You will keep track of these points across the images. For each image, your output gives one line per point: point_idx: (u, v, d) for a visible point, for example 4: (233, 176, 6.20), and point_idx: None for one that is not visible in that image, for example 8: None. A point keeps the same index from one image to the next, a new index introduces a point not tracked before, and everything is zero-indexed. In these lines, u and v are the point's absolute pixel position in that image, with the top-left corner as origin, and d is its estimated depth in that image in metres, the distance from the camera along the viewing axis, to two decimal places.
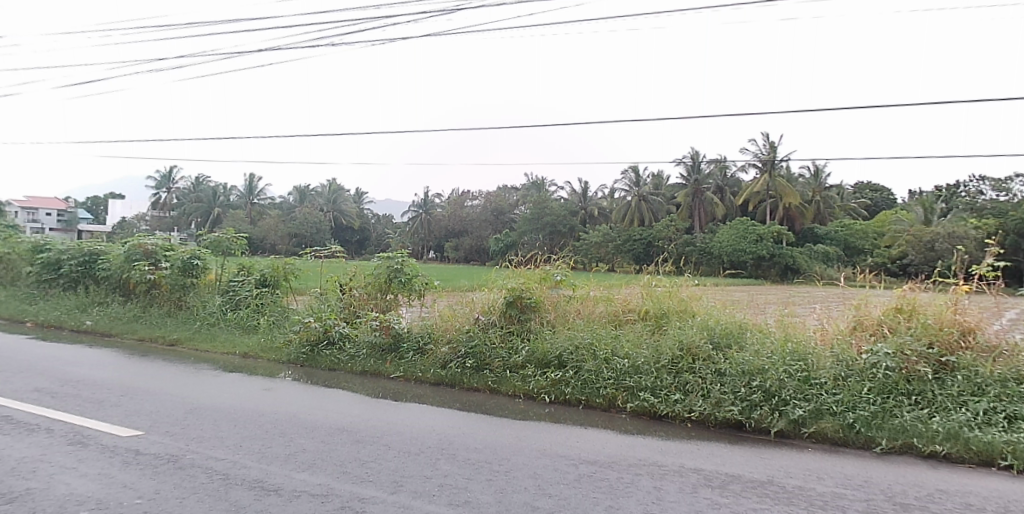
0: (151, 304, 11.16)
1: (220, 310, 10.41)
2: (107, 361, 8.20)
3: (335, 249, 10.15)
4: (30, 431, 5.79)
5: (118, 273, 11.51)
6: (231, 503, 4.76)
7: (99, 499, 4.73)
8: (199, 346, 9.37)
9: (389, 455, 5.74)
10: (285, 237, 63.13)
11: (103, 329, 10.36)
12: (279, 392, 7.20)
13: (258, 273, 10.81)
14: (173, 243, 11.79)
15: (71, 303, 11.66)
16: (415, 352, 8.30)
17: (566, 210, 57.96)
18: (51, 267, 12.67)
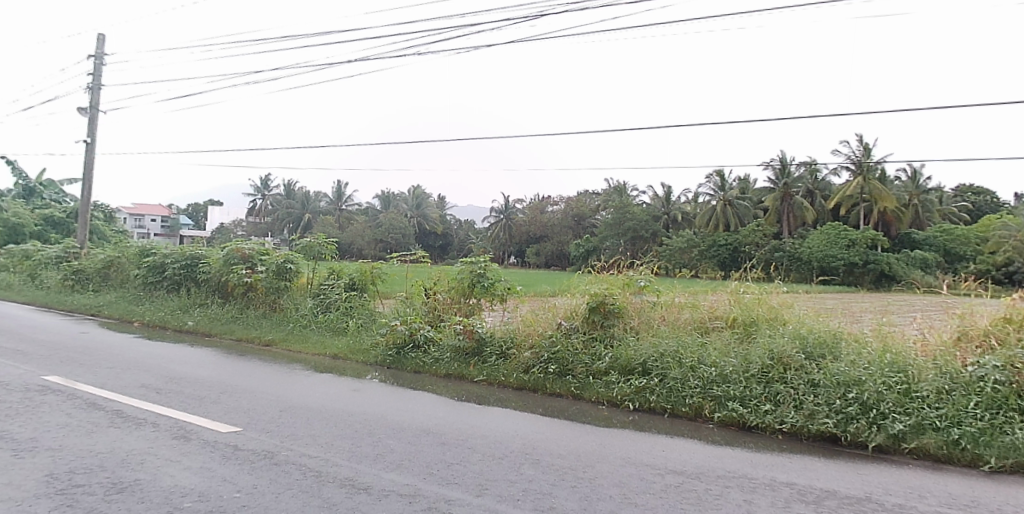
0: (247, 306, 11.64)
1: (311, 313, 10.77)
2: (207, 360, 8.60)
3: (420, 253, 10.33)
4: (137, 425, 6.13)
5: (217, 276, 12.06)
6: (323, 500, 4.89)
7: (201, 492, 4.96)
8: (292, 347, 9.72)
9: (474, 458, 5.79)
10: (372, 242, 64.99)
11: (204, 329, 10.90)
12: (367, 393, 7.37)
13: (347, 276, 11.14)
14: (268, 247, 12.27)
15: (175, 305, 12.32)
16: (498, 357, 8.33)
17: (649, 215, 57.32)
18: (156, 270, 13.44)
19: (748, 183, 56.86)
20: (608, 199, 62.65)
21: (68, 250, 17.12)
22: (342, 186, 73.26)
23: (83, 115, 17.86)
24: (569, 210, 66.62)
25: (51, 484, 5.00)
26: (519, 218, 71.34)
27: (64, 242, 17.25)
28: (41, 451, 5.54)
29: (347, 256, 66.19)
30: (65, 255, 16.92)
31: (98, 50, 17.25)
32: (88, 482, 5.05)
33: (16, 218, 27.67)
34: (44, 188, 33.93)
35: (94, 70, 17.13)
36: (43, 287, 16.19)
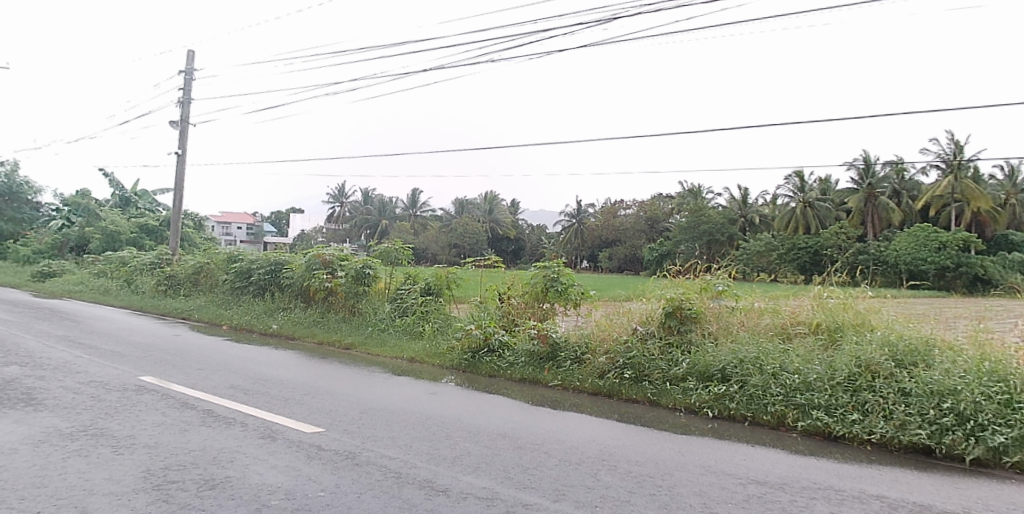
0: (328, 310, 11.99)
1: (389, 317, 11.01)
2: (290, 362, 8.90)
3: (493, 258, 10.44)
4: (227, 424, 6.40)
5: (299, 282, 12.46)
6: (404, 501, 4.98)
7: (287, 490, 5.12)
8: (371, 350, 9.94)
9: (551, 463, 5.79)
10: (446, 247, 66.29)
11: (288, 332, 11.28)
12: (443, 396, 7.49)
13: (422, 282, 11.36)
14: (347, 252, 12.63)
15: (260, 309, 12.78)
16: (572, 361, 8.31)
17: (726, 218, 56.05)
18: (243, 275, 13.99)
19: (830, 184, 55.33)
20: (681, 202, 61.59)
21: (161, 256, 18.06)
22: (415, 193, 74.75)
23: (174, 127, 18.77)
24: (643, 212, 66.52)
25: (148, 479, 5.25)
26: (591, 222, 71.07)
27: (157, 249, 18.22)
28: (139, 447, 5.84)
29: (419, 262, 67.39)
30: (159, 261, 17.87)
31: (188, 65, 18.10)
32: (182, 479, 5.28)
33: (114, 225, 29.22)
34: (140, 198, 35.80)
35: (185, 85, 17.98)
36: (139, 291, 17.10)
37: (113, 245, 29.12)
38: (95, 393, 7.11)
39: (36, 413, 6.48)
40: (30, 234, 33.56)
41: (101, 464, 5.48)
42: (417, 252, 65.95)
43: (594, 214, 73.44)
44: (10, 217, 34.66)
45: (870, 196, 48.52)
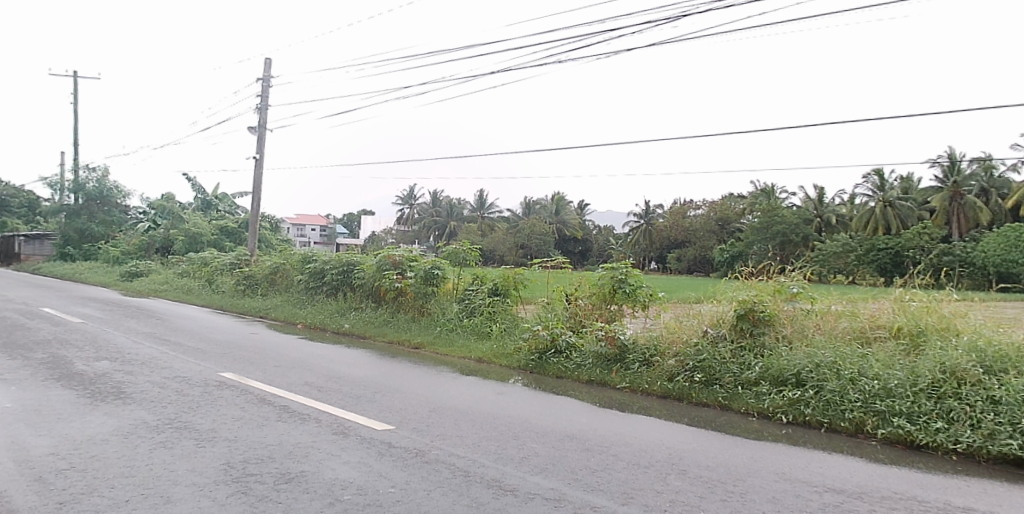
0: (398, 310, 12.26)
1: (458, 317, 11.17)
2: (362, 360, 9.11)
3: (560, 260, 10.48)
4: (302, 420, 6.60)
5: (371, 282, 12.77)
6: (472, 500, 5.02)
7: (359, 486, 5.23)
8: (439, 349, 10.09)
9: (619, 465, 5.75)
10: (514, 248, 66.57)
11: (359, 331, 11.55)
12: (510, 396, 7.53)
13: (490, 282, 11.46)
14: (415, 253, 12.85)
15: (333, 308, 13.15)
16: (641, 364, 8.24)
17: (800, 218, 54.39)
18: (317, 275, 14.43)
19: (912, 183, 53.57)
20: (754, 203, 60.45)
21: (240, 257, 18.82)
22: (481, 195, 75.53)
23: (252, 133, 19.51)
24: (712, 214, 65.16)
25: (228, 471, 5.46)
26: (660, 222, 70.27)
27: (237, 251, 18.99)
28: (219, 441, 6.08)
29: (488, 263, 67.94)
30: (238, 262, 18.62)
31: (265, 74, 18.78)
32: (260, 472, 5.47)
33: (197, 228, 30.47)
34: (220, 201, 37.24)
35: (263, 92, 18.67)
36: (219, 291, 17.83)
37: (195, 245, 30.20)
38: (179, 387, 7.44)
39: (126, 406, 6.84)
40: (121, 236, 35.32)
41: (184, 456, 5.73)
42: (485, 253, 66.73)
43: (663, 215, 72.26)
44: (102, 220, 36.53)
45: (955, 195, 46.64)
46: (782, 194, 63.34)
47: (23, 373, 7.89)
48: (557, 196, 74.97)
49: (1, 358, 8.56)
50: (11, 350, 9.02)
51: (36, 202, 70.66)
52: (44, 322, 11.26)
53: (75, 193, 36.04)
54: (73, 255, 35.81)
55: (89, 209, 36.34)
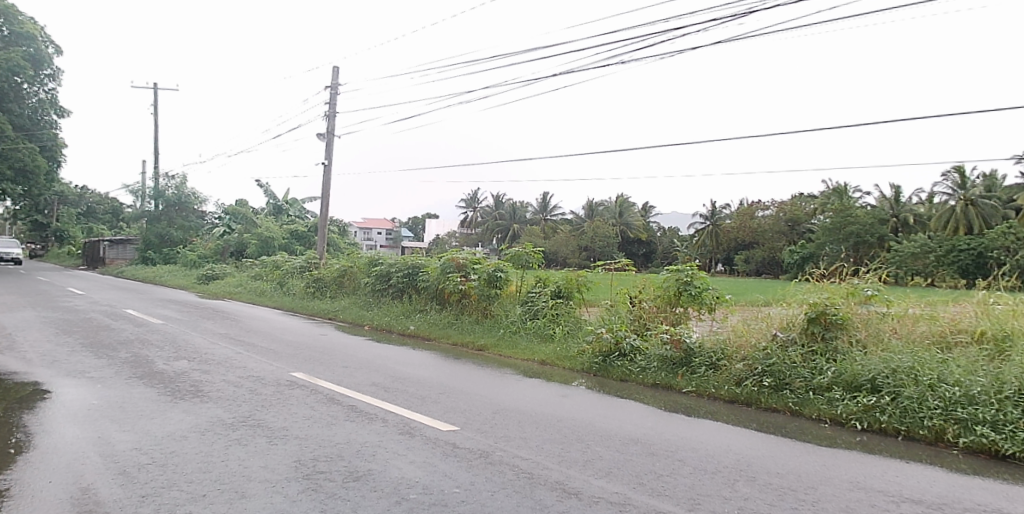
0: (462, 312, 12.40)
1: (521, 319, 11.25)
2: (427, 362, 9.26)
3: (623, 262, 10.46)
4: (369, 419, 6.73)
5: (435, 285, 12.98)
6: (536, 502, 5.02)
7: (425, 485, 5.30)
8: (502, 351, 10.15)
9: (685, 470, 5.66)
10: (578, 250, 66.41)
11: (424, 332, 11.73)
12: (574, 399, 7.52)
13: (553, 284, 11.51)
14: (479, 255, 12.99)
15: (399, 310, 13.41)
16: (707, 367, 8.12)
17: (874, 218, 52.53)
18: (383, 278, 14.75)
19: (996, 180, 51.19)
20: (827, 202, 58.83)
21: (309, 260, 19.43)
22: (546, 198, 75.88)
23: (321, 140, 20.07)
24: (783, 214, 63.67)
25: (300, 468, 5.61)
26: (727, 224, 68.98)
27: (307, 254, 19.60)
28: (291, 439, 6.26)
29: (550, 265, 67.97)
30: (308, 265, 19.21)
31: (333, 81, 19.31)
32: (329, 470, 5.60)
33: (269, 232, 31.78)
34: (291, 206, 38.37)
35: (331, 99, 19.19)
36: (290, 293, 18.39)
37: (267, 249, 31.54)
38: (252, 386, 7.71)
39: (203, 404, 7.11)
40: (198, 241, 36.80)
41: (258, 452, 5.92)
42: (548, 256, 66.83)
43: (733, 216, 70.72)
44: (181, 224, 38.09)
45: None
46: (855, 193, 61.24)
47: (108, 371, 8.30)
48: (622, 197, 74.31)
49: (89, 357, 9.03)
50: (97, 349, 9.51)
51: (120, 209, 74.31)
52: (127, 323, 11.82)
53: (155, 199, 37.74)
54: (153, 259, 37.55)
55: (168, 215, 37.93)
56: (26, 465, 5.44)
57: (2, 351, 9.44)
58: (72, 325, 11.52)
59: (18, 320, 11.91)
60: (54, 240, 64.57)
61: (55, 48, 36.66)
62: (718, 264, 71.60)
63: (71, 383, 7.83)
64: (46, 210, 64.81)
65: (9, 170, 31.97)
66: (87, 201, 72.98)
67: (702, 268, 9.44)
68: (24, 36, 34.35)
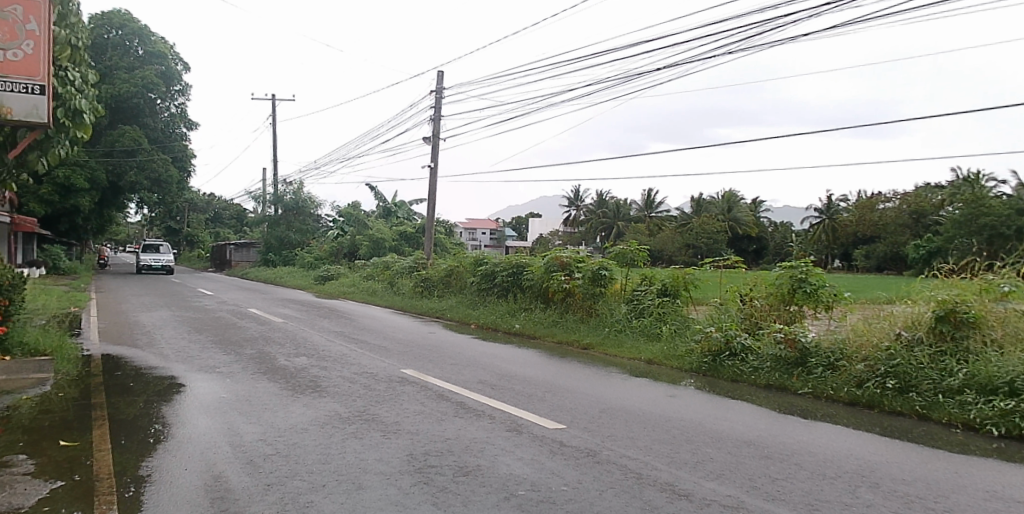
0: (566, 311, 12.49)
1: (626, 318, 11.23)
2: (533, 360, 9.36)
3: (733, 259, 10.25)
4: (478, 416, 6.88)
5: (539, 283, 13.11)
6: (645, 502, 4.96)
7: (533, 482, 5.35)
8: (608, 350, 10.11)
9: (802, 475, 5.45)
10: (683, 248, 64.83)
11: (529, 331, 11.84)
12: (682, 399, 7.38)
13: (659, 282, 11.43)
14: (583, 254, 12.97)
15: (505, 309, 13.64)
16: (825, 368, 7.82)
17: (1011, 208, 47.76)
18: (488, 276, 15.03)
19: None
20: (957, 193, 54.77)
21: (417, 261, 20.17)
22: (651, 194, 74.85)
23: (428, 143, 20.65)
24: (906, 207, 59.72)
25: (412, 462, 5.81)
26: (845, 219, 66.31)
27: (415, 255, 20.35)
28: (403, 433, 6.49)
29: (654, 263, 66.77)
30: (415, 266, 20.02)
31: (438, 85, 19.82)
32: (440, 464, 5.76)
33: (380, 234, 33.26)
34: (399, 209, 39.48)
35: (436, 103, 19.70)
36: (400, 292, 19.05)
37: (379, 251, 33.21)
38: (366, 382, 8.05)
39: (321, 399, 7.49)
40: (314, 244, 38.72)
41: (372, 446, 6.17)
42: (651, 254, 65.70)
43: (851, 209, 67.11)
44: (299, 228, 40.08)
45: None
46: (990, 182, 56.59)
47: (235, 367, 8.90)
48: (729, 192, 71.94)
49: (219, 354, 9.71)
50: (225, 346, 10.21)
51: (242, 214, 78.98)
52: (251, 321, 12.61)
53: (275, 204, 40.08)
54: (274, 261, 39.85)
55: (286, 219, 40.24)
56: (166, 453, 5.92)
57: (143, 347, 10.31)
58: (203, 323, 12.40)
59: (157, 319, 12.94)
60: (187, 245, 69.62)
61: (184, 65, 39.44)
62: (835, 260, 69.09)
63: (203, 378, 8.44)
64: (178, 217, 69.84)
65: (147, 181, 34.79)
66: (214, 208, 78.17)
67: (818, 265, 9.10)
68: (156, 55, 37.19)
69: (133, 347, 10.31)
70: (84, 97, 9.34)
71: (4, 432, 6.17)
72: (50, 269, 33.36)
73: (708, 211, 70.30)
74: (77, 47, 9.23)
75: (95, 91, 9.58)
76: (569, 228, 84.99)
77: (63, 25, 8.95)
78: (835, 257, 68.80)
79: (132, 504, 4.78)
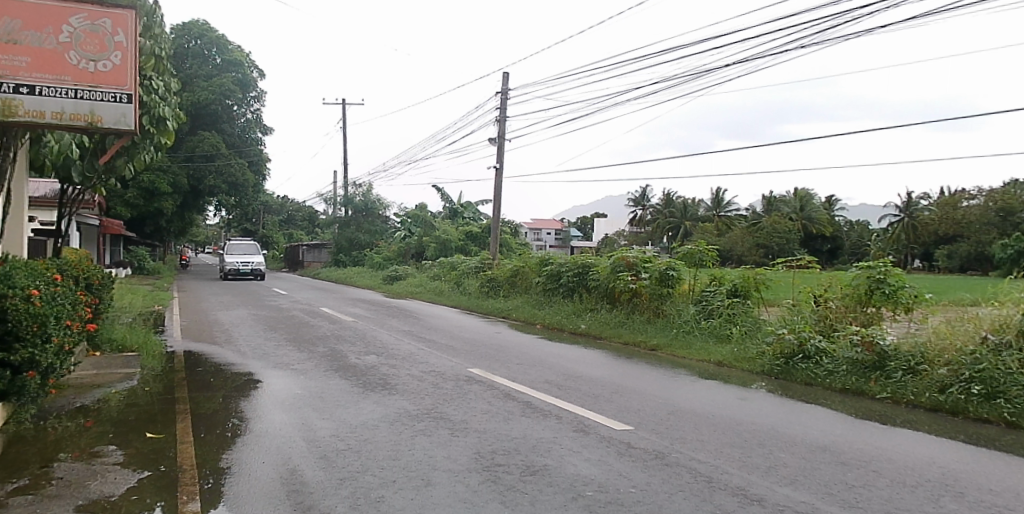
0: (633, 311, 12.43)
1: (695, 319, 11.09)
2: (599, 361, 9.35)
3: (807, 259, 9.99)
4: (544, 416, 6.92)
5: (606, 284, 13.06)
6: (716, 506, 4.88)
7: (601, 483, 5.34)
8: (676, 352, 9.98)
9: (881, 482, 5.25)
10: (753, 247, 63.11)
11: (595, 332, 11.80)
12: (754, 403, 7.23)
13: (729, 283, 11.22)
14: (649, 254, 12.82)
15: (571, 309, 13.66)
16: (905, 373, 7.54)
17: None
18: (554, 277, 15.06)
19: None
20: None
21: (483, 261, 20.39)
22: (719, 192, 73.37)
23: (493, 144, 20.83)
24: (993, 204, 56.35)
25: (480, 460, 5.89)
26: (927, 217, 63.38)
27: (481, 255, 20.57)
28: (471, 432, 6.59)
29: (721, 262, 65.29)
30: (481, 266, 20.26)
31: (503, 86, 19.98)
32: (507, 463, 5.82)
33: (446, 235, 33.73)
34: (466, 209, 39.94)
35: (501, 104, 19.84)
36: (466, 292, 19.27)
37: (445, 252, 33.74)
38: (434, 381, 8.21)
39: (391, 396, 7.68)
40: (382, 244, 39.57)
41: (441, 443, 6.29)
42: (719, 253, 64.27)
43: (933, 206, 64.00)
44: (368, 229, 41.06)
45: None
46: None
47: (309, 364, 9.21)
48: (802, 190, 69.66)
49: (293, 351, 10.07)
50: (298, 344, 10.59)
51: (314, 216, 81.54)
52: (323, 320, 13.03)
53: (345, 206, 41.16)
54: (344, 262, 40.98)
55: (356, 221, 41.30)
56: (244, 446, 6.19)
57: (222, 344, 10.79)
58: (277, 321, 12.87)
59: (234, 317, 13.50)
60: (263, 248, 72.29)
61: (259, 71, 40.89)
62: (917, 260, 66.91)
63: (279, 374, 8.77)
64: (255, 220, 72.57)
65: (225, 185, 36.14)
66: (288, 210, 81.14)
67: (897, 265, 8.77)
68: (233, 63, 38.79)
69: (213, 344, 10.80)
70: (167, 105, 9.83)
71: (97, 424, 6.56)
72: (135, 269, 35.22)
73: (780, 210, 68.28)
74: (160, 56, 9.60)
75: (177, 98, 10.07)
76: (635, 228, 84.09)
77: (148, 36, 9.31)
78: (916, 256, 66.22)
79: (214, 494, 5.02)
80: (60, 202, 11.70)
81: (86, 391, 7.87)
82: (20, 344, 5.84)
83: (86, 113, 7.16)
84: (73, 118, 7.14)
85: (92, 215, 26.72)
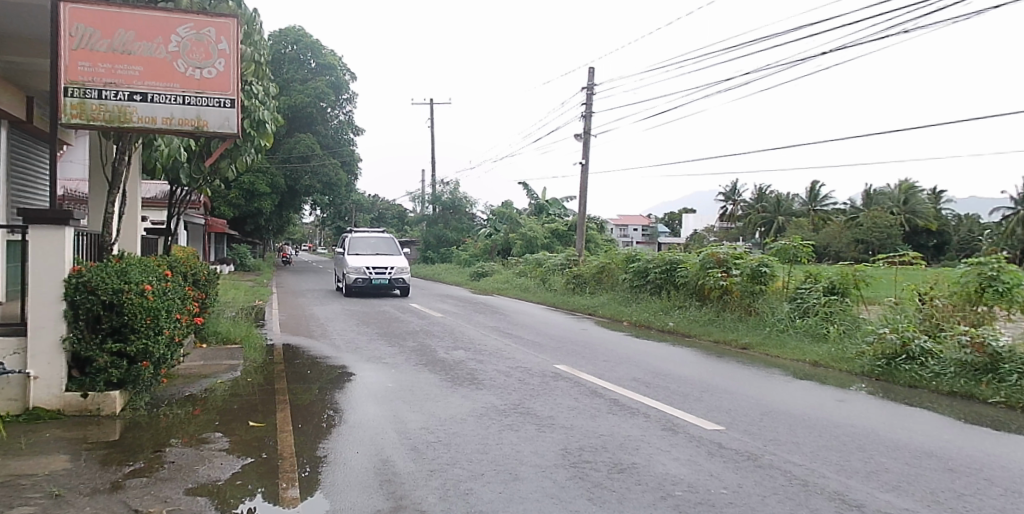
0: (724, 309, 12.14)
1: (789, 317, 10.74)
2: (687, 359, 9.20)
3: (910, 255, 9.51)
4: (631, 414, 6.88)
5: (695, 281, 12.78)
6: (812, 510, 4.72)
7: (690, 483, 5.27)
8: (769, 351, 9.64)
9: (995, 492, 4.92)
10: (852, 243, 59.93)
11: (684, 329, 11.59)
12: (853, 405, 6.90)
13: (825, 280, 10.78)
14: (740, 250, 12.45)
15: (658, 306, 13.48)
16: (1020, 375, 7.04)
17: None
18: (640, 274, 14.89)
19: None
20: None
21: (568, 258, 20.40)
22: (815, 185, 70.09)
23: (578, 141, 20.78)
24: None
25: (567, 456, 5.92)
26: None
27: (566, 252, 20.57)
28: (557, 427, 6.65)
29: (818, 259, 62.31)
30: (567, 262, 20.34)
31: (588, 82, 19.87)
32: (595, 460, 5.82)
33: (532, 232, 33.85)
34: (552, 205, 39.92)
35: (586, 100, 19.76)
36: (552, 290, 19.30)
37: (531, 248, 33.95)
38: (520, 376, 8.34)
39: (478, 391, 7.84)
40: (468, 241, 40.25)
41: (528, 438, 6.38)
42: (815, 250, 61.40)
43: None
44: (455, 226, 41.87)
45: None
46: None
47: (399, 359, 9.54)
48: (906, 182, 65.60)
49: (384, 345, 10.45)
50: (390, 338, 10.98)
51: (404, 215, 83.83)
52: (412, 315, 13.45)
53: (433, 204, 42.18)
54: (432, 259, 42.04)
55: (443, 218, 42.20)
56: (339, 436, 6.49)
57: (319, 338, 11.36)
58: (370, 316, 13.40)
59: (330, 312, 14.14)
60: None
61: (351, 75, 42.34)
62: None
63: (371, 368, 9.12)
64: (347, 219, 75.31)
65: (320, 184, 37.65)
66: (378, 209, 83.75)
67: (1013, 261, 8.14)
68: (326, 67, 40.39)
69: (310, 338, 11.37)
70: (266, 109, 10.40)
71: (203, 412, 7.04)
72: (238, 265, 37.21)
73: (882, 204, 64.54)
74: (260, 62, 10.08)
75: (275, 102, 10.62)
76: (726, 223, 81.64)
77: (248, 43, 9.58)
78: None
79: (310, 481, 5.30)
80: (171, 203, 12.53)
81: (195, 381, 8.46)
82: (135, 335, 6.39)
83: (193, 119, 7.73)
84: (182, 123, 7.73)
85: (198, 215, 28.49)
